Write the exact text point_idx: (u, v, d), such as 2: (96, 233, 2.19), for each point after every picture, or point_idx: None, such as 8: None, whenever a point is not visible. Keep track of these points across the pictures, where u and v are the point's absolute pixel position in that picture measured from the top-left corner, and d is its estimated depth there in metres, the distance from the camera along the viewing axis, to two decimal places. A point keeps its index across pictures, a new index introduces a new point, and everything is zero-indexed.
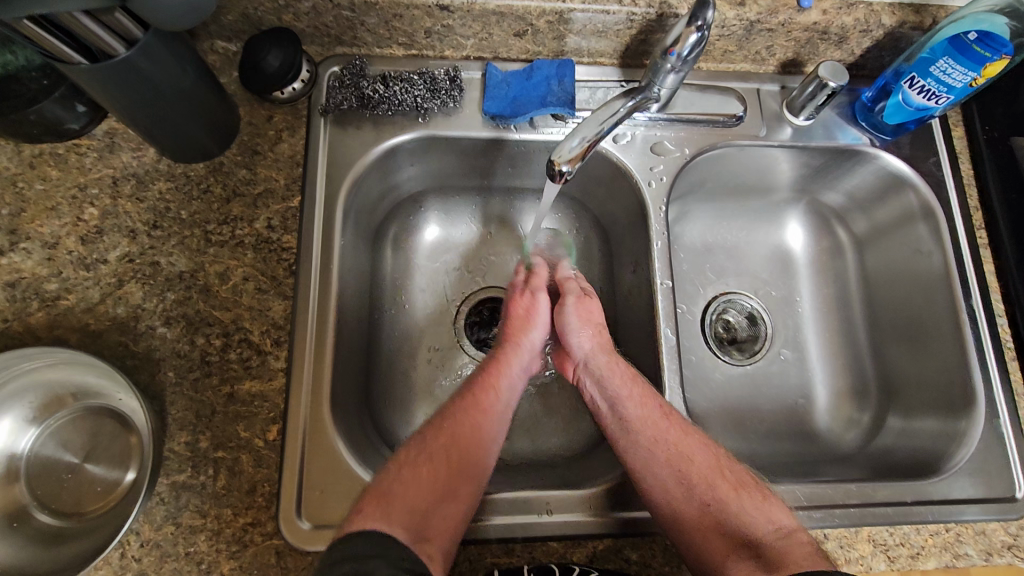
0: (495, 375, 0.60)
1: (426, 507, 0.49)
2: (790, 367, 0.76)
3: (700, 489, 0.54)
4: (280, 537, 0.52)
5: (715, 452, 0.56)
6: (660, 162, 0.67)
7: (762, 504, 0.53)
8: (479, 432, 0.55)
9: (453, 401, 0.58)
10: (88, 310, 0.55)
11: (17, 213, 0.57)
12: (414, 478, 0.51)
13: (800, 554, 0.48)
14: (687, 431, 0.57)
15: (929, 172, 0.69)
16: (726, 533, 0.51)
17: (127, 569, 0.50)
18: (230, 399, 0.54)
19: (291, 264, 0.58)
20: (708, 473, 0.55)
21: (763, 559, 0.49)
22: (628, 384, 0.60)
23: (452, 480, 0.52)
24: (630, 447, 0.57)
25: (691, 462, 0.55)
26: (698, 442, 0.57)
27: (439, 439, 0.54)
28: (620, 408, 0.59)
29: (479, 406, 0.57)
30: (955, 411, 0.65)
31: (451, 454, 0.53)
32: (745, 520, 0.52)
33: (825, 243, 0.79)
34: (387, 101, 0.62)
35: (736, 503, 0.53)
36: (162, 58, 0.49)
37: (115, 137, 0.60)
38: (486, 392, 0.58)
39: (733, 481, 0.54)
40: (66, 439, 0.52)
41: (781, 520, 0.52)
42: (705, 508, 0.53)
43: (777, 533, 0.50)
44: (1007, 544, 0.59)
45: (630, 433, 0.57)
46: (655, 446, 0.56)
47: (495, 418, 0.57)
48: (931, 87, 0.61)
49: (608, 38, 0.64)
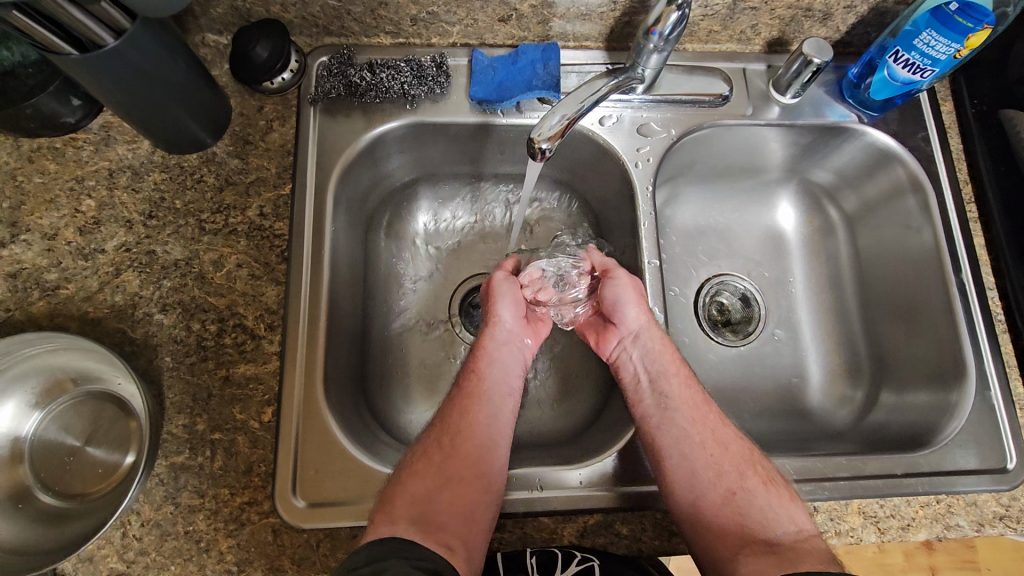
0: (474, 360, 0.62)
1: (426, 495, 0.51)
2: (784, 348, 0.77)
3: (728, 477, 0.54)
4: (277, 515, 0.53)
5: (749, 446, 0.57)
6: (647, 143, 0.67)
7: (787, 504, 0.53)
8: (468, 416, 0.57)
9: (448, 394, 0.60)
10: (87, 299, 0.56)
11: (17, 206, 0.58)
12: (418, 476, 0.53)
13: (811, 557, 0.48)
14: (722, 422, 0.58)
15: (917, 146, 0.69)
16: (745, 525, 0.52)
17: (129, 547, 0.51)
18: (226, 381, 0.56)
19: (283, 250, 0.60)
20: (740, 461, 0.55)
21: (778, 554, 0.49)
22: (675, 361, 0.61)
23: (449, 467, 0.53)
24: (662, 423, 0.57)
25: (723, 449, 0.56)
26: (733, 433, 0.57)
27: (435, 434, 0.56)
28: (662, 384, 0.59)
29: (467, 394, 0.59)
30: (947, 384, 0.65)
31: (445, 442, 0.55)
32: (767, 515, 0.52)
33: (816, 223, 0.79)
34: (374, 88, 0.63)
35: (763, 498, 0.52)
36: (151, 49, 0.50)
37: (110, 131, 0.61)
38: (469, 376, 0.60)
39: (763, 475, 0.54)
40: (67, 423, 0.53)
41: (803, 524, 0.52)
42: (729, 497, 0.53)
43: (797, 535, 0.50)
44: (999, 515, 0.59)
45: (668, 408, 0.58)
46: (688, 424, 0.57)
47: (484, 398, 0.58)
48: (916, 60, 0.61)
49: (593, 21, 0.64)
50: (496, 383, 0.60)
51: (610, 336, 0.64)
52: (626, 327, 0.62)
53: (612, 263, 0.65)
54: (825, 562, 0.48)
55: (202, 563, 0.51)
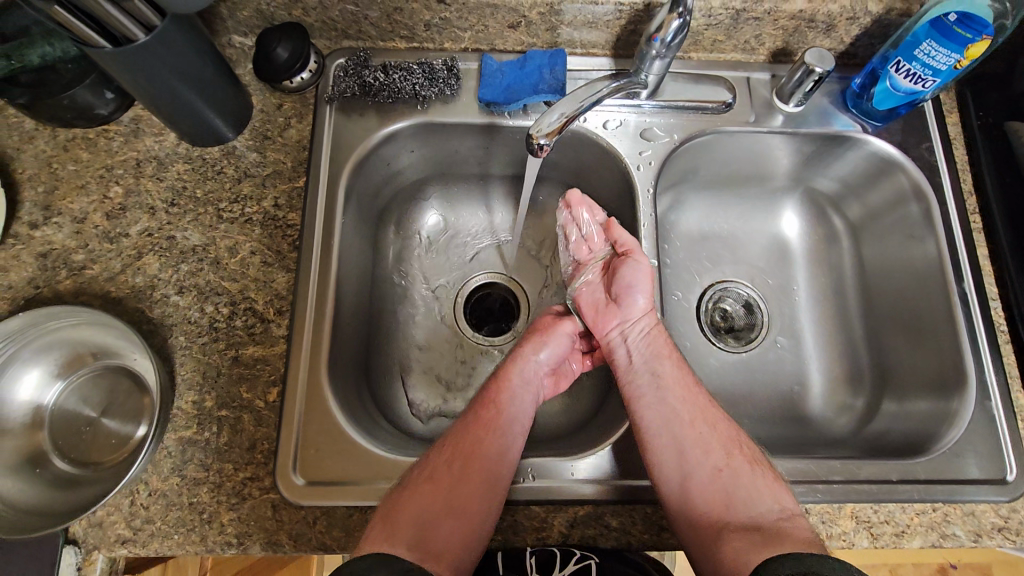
0: (496, 391, 0.60)
1: (428, 521, 0.51)
2: (786, 355, 0.77)
3: (715, 455, 0.55)
4: (276, 491, 0.55)
5: (737, 428, 0.58)
6: (649, 147, 0.69)
7: (773, 484, 0.54)
8: (480, 446, 0.56)
9: (460, 419, 0.59)
10: (110, 280, 0.60)
11: (50, 190, 0.62)
12: (418, 493, 0.52)
13: (795, 539, 0.49)
14: (712, 404, 0.59)
15: (921, 156, 0.70)
16: (730, 502, 0.52)
17: (136, 515, 0.54)
18: (235, 361, 0.58)
19: (295, 240, 0.62)
20: (728, 442, 0.56)
21: (762, 533, 0.50)
22: (668, 344, 0.62)
23: (455, 497, 0.53)
24: (653, 402, 0.58)
25: (712, 427, 0.57)
26: (721, 416, 0.59)
27: (444, 456, 0.55)
28: (657, 365, 0.60)
29: (481, 422, 0.57)
30: (947, 392, 0.64)
31: (453, 470, 0.54)
32: (753, 494, 0.53)
33: (820, 231, 0.80)
34: (387, 88, 0.66)
35: (748, 477, 0.54)
36: (177, 45, 0.53)
37: (140, 124, 0.65)
38: (488, 408, 0.58)
39: (748, 456, 0.55)
40: (85, 395, 0.56)
41: (787, 503, 0.53)
42: (716, 475, 0.54)
43: (781, 513, 0.51)
44: (997, 526, 0.58)
45: (660, 387, 0.59)
46: (679, 403, 0.58)
47: (498, 431, 0.57)
48: (917, 71, 0.61)
49: (599, 29, 0.67)
50: (512, 418, 0.58)
51: (609, 314, 0.64)
52: (632, 311, 0.63)
53: (634, 244, 0.65)
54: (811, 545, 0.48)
55: (203, 534, 0.54)
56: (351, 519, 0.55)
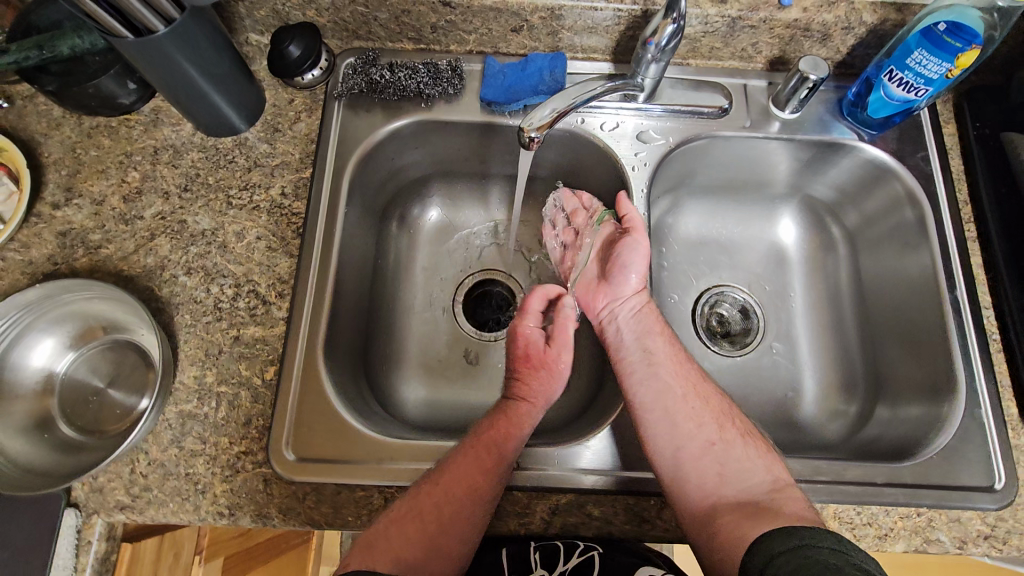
0: (499, 434, 0.57)
1: (411, 560, 0.51)
2: (781, 361, 0.77)
3: (708, 429, 0.57)
4: (269, 466, 0.57)
5: (728, 404, 0.60)
6: (645, 149, 0.71)
7: (764, 456, 0.56)
8: (473, 494, 0.53)
9: (456, 452, 0.56)
10: (123, 259, 0.63)
11: (73, 173, 0.66)
12: (401, 532, 0.52)
13: (788, 510, 0.51)
14: (705, 380, 0.61)
15: (916, 164, 0.70)
16: (723, 475, 0.55)
17: (135, 483, 0.56)
18: (236, 340, 0.61)
19: (299, 227, 0.65)
20: (721, 416, 0.58)
21: (753, 506, 0.52)
22: (661, 323, 0.64)
23: (441, 538, 0.53)
24: (645, 378, 0.60)
25: (704, 402, 0.59)
26: (713, 390, 0.61)
27: (436, 495, 0.53)
28: (648, 341, 0.62)
29: (480, 468, 0.55)
30: (938, 398, 0.64)
31: (443, 512, 0.53)
32: (745, 466, 0.55)
33: (817, 239, 0.81)
34: (392, 86, 0.69)
35: (741, 449, 0.56)
36: (196, 38, 0.56)
37: (159, 114, 0.69)
38: (490, 453, 0.56)
39: (741, 428, 0.58)
40: (94, 366, 0.59)
41: (779, 474, 0.55)
42: (709, 448, 0.56)
43: (775, 486, 0.54)
44: (983, 533, 0.58)
45: (653, 364, 0.61)
46: (673, 377, 0.60)
47: (495, 479, 0.55)
48: (910, 79, 0.62)
49: (599, 34, 0.69)
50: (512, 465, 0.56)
51: (602, 294, 0.66)
52: (624, 290, 0.65)
53: (639, 222, 0.65)
54: (805, 516, 0.51)
55: (197, 504, 0.56)
56: (340, 496, 0.57)
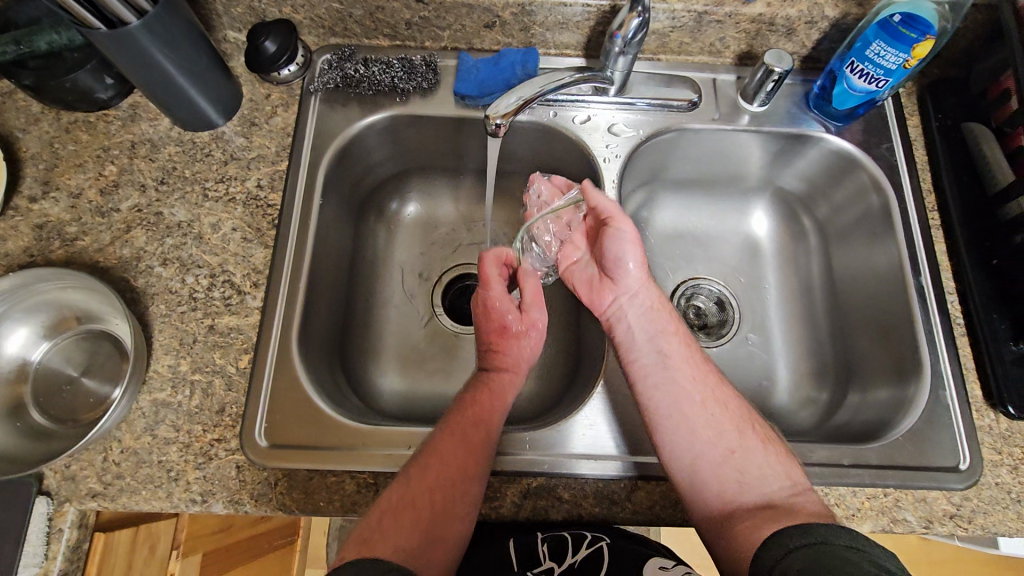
0: (482, 411, 0.59)
1: (410, 548, 0.50)
2: (756, 351, 0.78)
3: (727, 435, 0.58)
4: (242, 452, 0.57)
5: (746, 408, 0.60)
6: (616, 141, 0.72)
7: (785, 462, 0.56)
8: (465, 472, 0.54)
9: (440, 433, 0.57)
10: (99, 251, 0.63)
11: (51, 167, 0.67)
12: (398, 521, 0.51)
13: (806, 511, 0.51)
14: (722, 383, 0.61)
15: (881, 155, 0.72)
16: (743, 481, 0.55)
17: (108, 471, 0.56)
18: (210, 330, 0.61)
19: (274, 219, 0.66)
20: (740, 421, 0.59)
21: (772, 509, 0.52)
22: (673, 321, 0.65)
23: (438, 523, 0.52)
24: (662, 381, 0.60)
25: (723, 408, 0.59)
26: (729, 393, 0.61)
27: (426, 479, 0.53)
28: (661, 341, 0.63)
29: (467, 445, 0.55)
30: (905, 379, 0.65)
31: (437, 495, 0.52)
32: (765, 471, 0.55)
33: (789, 231, 0.82)
34: (367, 80, 0.70)
35: (760, 455, 0.56)
36: (173, 34, 0.57)
37: (137, 110, 0.70)
38: (477, 430, 0.57)
39: (760, 434, 0.58)
40: (68, 355, 0.60)
41: (798, 478, 0.55)
42: (728, 455, 0.57)
43: (794, 490, 0.54)
44: (949, 513, 0.58)
45: (668, 366, 0.61)
46: (688, 381, 0.60)
47: (483, 454, 0.55)
48: (870, 70, 0.64)
49: (570, 30, 0.71)
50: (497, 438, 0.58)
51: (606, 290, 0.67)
52: (628, 284, 0.66)
53: (615, 210, 0.64)
54: (821, 518, 0.50)
55: (170, 491, 0.56)
56: (312, 482, 0.57)
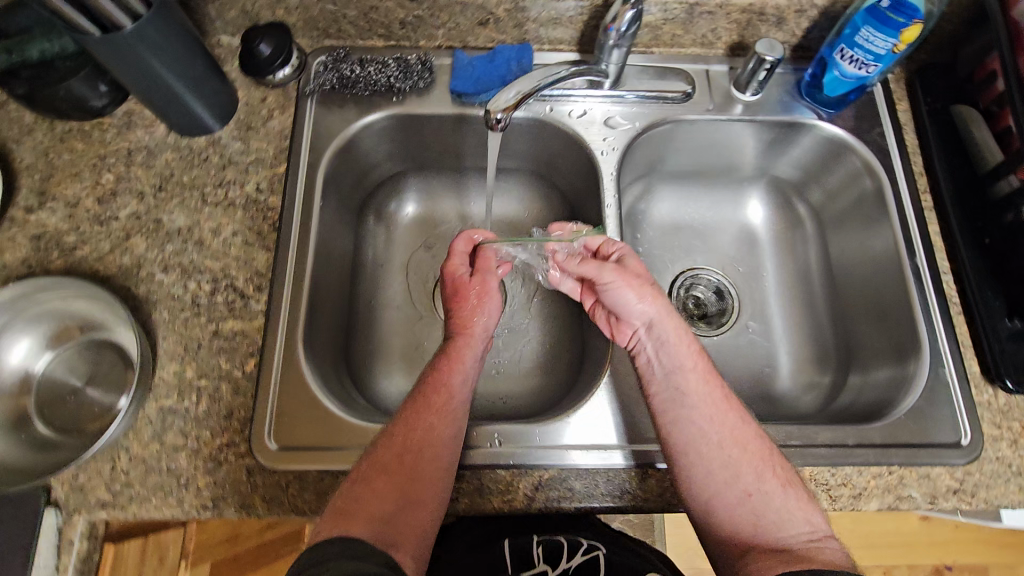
0: (442, 374, 0.58)
1: (384, 514, 0.50)
2: (756, 338, 0.79)
3: (745, 478, 0.54)
4: (252, 456, 0.57)
5: (768, 447, 0.56)
6: (613, 134, 0.72)
7: (806, 507, 0.53)
8: (432, 432, 0.54)
9: (407, 403, 0.57)
10: (99, 259, 0.63)
11: (46, 177, 0.66)
12: (370, 488, 0.51)
13: (823, 559, 0.49)
14: (745, 424, 0.56)
15: (873, 140, 0.73)
16: (760, 525, 0.52)
17: (117, 480, 0.56)
18: (215, 334, 0.61)
19: (274, 222, 0.66)
20: (761, 464, 0.54)
21: (790, 554, 0.50)
22: (693, 357, 0.59)
23: (410, 487, 0.51)
24: (678, 421, 0.56)
25: (743, 449, 0.55)
26: (754, 433, 0.56)
27: (394, 445, 0.54)
28: (677, 379, 0.58)
29: (430, 407, 0.56)
30: (905, 358, 0.66)
31: (405, 459, 0.52)
32: (785, 517, 0.52)
33: (785, 218, 0.84)
34: (363, 81, 0.70)
35: (780, 500, 0.53)
36: (169, 40, 0.57)
37: (132, 117, 0.69)
38: (438, 392, 0.57)
39: (782, 477, 0.54)
40: (72, 365, 0.59)
41: (819, 525, 0.52)
42: (745, 499, 0.53)
43: (810, 535, 0.51)
44: (952, 488, 0.59)
45: (684, 404, 0.57)
46: (706, 422, 0.56)
47: (449, 415, 0.56)
48: (860, 56, 0.65)
49: (564, 25, 0.71)
50: (463, 400, 0.58)
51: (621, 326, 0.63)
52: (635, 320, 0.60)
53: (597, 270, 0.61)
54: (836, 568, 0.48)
55: (181, 497, 0.56)
56: (324, 482, 0.57)
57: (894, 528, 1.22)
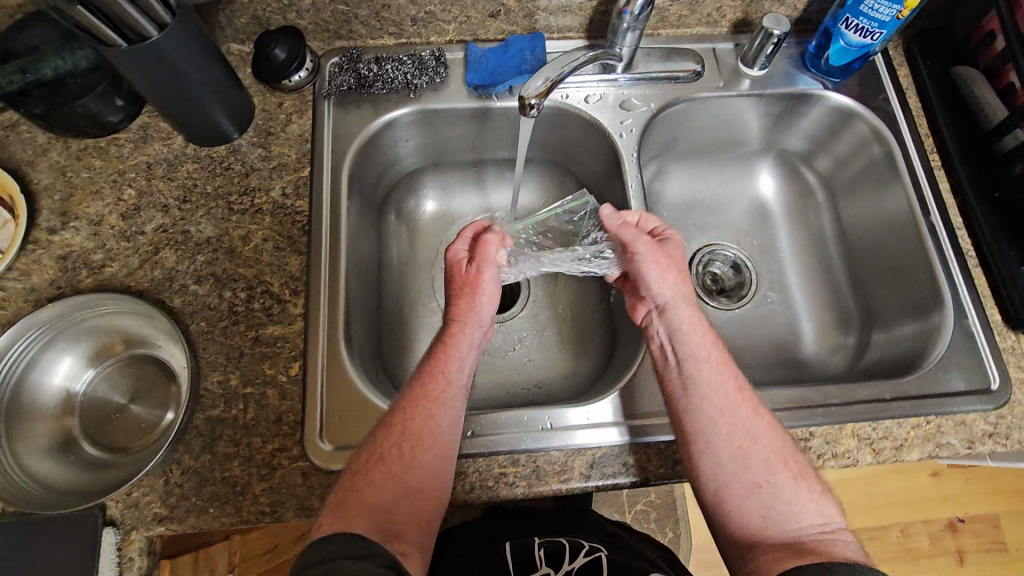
0: (437, 363, 0.57)
1: (383, 507, 0.50)
2: (777, 308, 0.81)
3: (755, 470, 0.53)
4: (305, 459, 0.57)
5: (782, 439, 0.55)
6: (629, 116, 0.73)
7: (818, 499, 0.53)
8: (429, 422, 0.54)
9: (406, 391, 0.56)
10: (129, 275, 0.62)
11: (66, 197, 0.65)
12: (368, 482, 0.51)
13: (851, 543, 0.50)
14: (757, 415, 0.55)
15: (879, 106, 0.75)
16: (770, 517, 0.52)
17: (171, 493, 0.55)
18: (256, 341, 0.61)
19: (304, 225, 0.66)
20: (771, 456, 0.53)
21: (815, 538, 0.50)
22: (707, 346, 0.58)
23: (409, 478, 0.52)
24: (690, 408, 0.56)
25: (754, 441, 0.54)
26: (767, 425, 0.55)
27: (392, 435, 0.53)
28: (689, 364, 0.57)
29: (428, 396, 0.55)
30: (927, 312, 0.69)
31: (404, 451, 0.52)
32: (796, 508, 0.52)
33: (795, 188, 0.86)
34: (381, 79, 0.70)
35: (791, 492, 0.52)
36: (189, 48, 0.56)
37: (148, 130, 0.68)
38: (435, 379, 0.56)
39: (794, 470, 0.53)
40: (114, 383, 0.59)
41: (830, 515, 0.52)
42: (756, 490, 0.53)
43: (822, 528, 0.51)
44: (987, 432, 0.61)
45: (696, 392, 0.56)
46: (718, 413, 0.55)
47: (446, 403, 0.55)
48: (865, 24, 0.67)
49: (573, 13, 0.72)
50: (459, 387, 0.57)
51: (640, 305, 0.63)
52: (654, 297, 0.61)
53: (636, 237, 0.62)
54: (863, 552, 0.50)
55: (238, 506, 0.55)
56: None
57: (901, 489, 1.26)
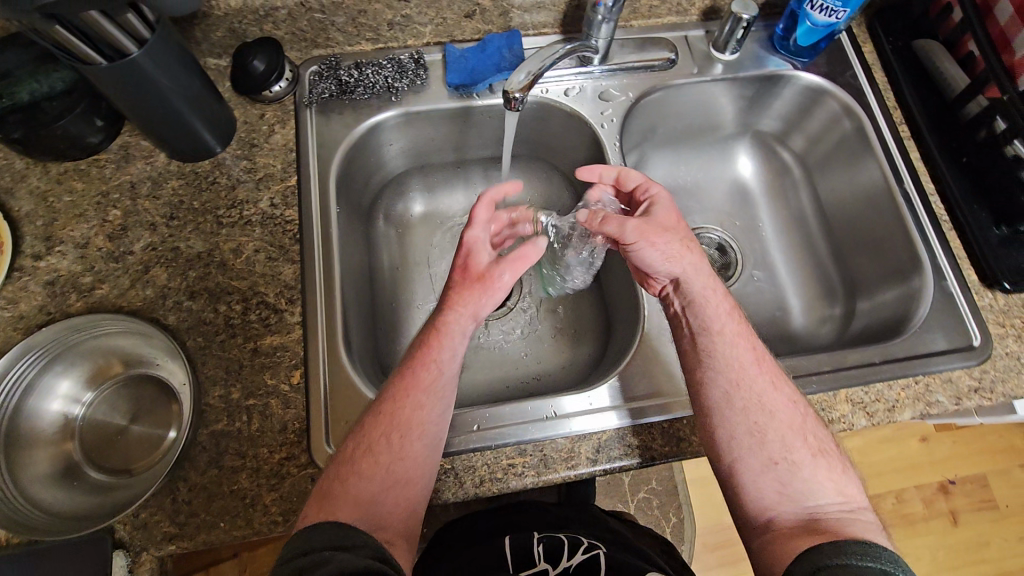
0: (425, 357, 0.56)
1: (371, 500, 0.51)
2: (763, 286, 0.83)
3: (771, 446, 0.54)
4: (314, 465, 0.57)
5: (801, 413, 0.56)
6: (609, 106, 0.75)
7: (834, 478, 0.54)
8: (420, 411, 0.54)
9: (391, 384, 0.56)
10: (120, 295, 0.62)
11: (50, 222, 0.64)
12: (358, 473, 0.51)
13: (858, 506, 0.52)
14: (778, 390, 0.57)
15: (847, 82, 0.77)
16: (784, 492, 0.53)
17: (180, 511, 0.55)
18: (255, 352, 0.61)
19: (295, 234, 0.66)
20: (789, 431, 0.55)
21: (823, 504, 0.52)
22: (721, 318, 0.59)
23: (397, 468, 0.52)
24: (705, 380, 0.57)
25: (771, 416, 0.55)
26: (786, 399, 0.56)
27: (382, 424, 0.53)
28: (704, 337, 0.59)
29: (417, 386, 0.54)
30: (908, 275, 0.71)
31: (393, 440, 0.52)
32: (812, 485, 0.53)
33: (773, 167, 0.88)
34: (362, 84, 0.71)
35: (809, 469, 0.53)
36: (167, 62, 0.56)
37: (129, 150, 0.68)
38: (426, 369, 0.55)
39: (813, 446, 0.55)
40: (113, 405, 0.58)
41: (851, 495, 0.53)
42: (771, 465, 0.54)
43: (842, 506, 0.52)
44: (973, 387, 0.64)
45: (710, 364, 0.58)
46: (734, 386, 0.56)
47: (438, 395, 0.55)
48: (829, 4, 0.69)
49: (547, 9, 0.73)
50: (449, 376, 0.56)
51: (653, 280, 0.64)
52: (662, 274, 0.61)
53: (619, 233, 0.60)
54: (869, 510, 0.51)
55: (249, 518, 0.55)
56: None
57: (893, 457, 1.29)
